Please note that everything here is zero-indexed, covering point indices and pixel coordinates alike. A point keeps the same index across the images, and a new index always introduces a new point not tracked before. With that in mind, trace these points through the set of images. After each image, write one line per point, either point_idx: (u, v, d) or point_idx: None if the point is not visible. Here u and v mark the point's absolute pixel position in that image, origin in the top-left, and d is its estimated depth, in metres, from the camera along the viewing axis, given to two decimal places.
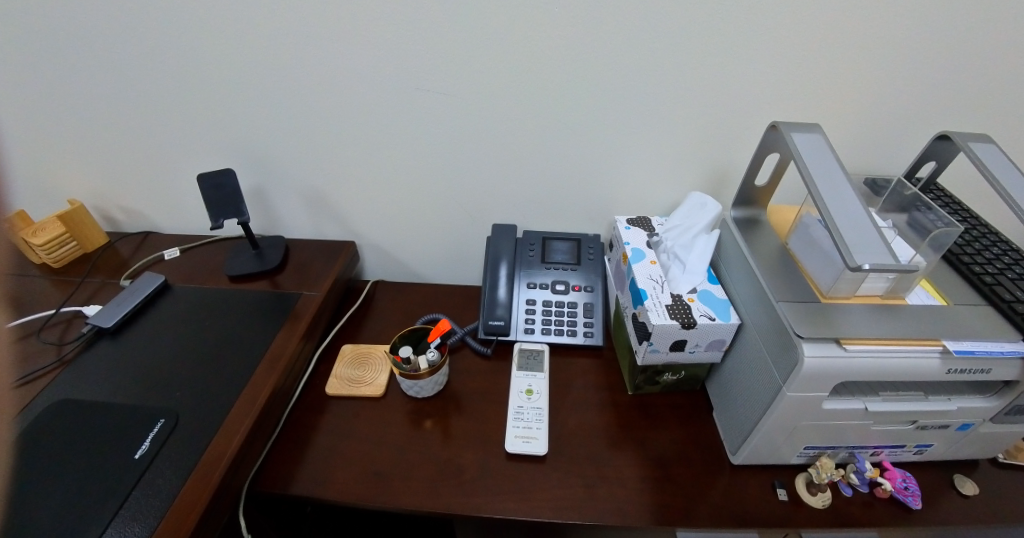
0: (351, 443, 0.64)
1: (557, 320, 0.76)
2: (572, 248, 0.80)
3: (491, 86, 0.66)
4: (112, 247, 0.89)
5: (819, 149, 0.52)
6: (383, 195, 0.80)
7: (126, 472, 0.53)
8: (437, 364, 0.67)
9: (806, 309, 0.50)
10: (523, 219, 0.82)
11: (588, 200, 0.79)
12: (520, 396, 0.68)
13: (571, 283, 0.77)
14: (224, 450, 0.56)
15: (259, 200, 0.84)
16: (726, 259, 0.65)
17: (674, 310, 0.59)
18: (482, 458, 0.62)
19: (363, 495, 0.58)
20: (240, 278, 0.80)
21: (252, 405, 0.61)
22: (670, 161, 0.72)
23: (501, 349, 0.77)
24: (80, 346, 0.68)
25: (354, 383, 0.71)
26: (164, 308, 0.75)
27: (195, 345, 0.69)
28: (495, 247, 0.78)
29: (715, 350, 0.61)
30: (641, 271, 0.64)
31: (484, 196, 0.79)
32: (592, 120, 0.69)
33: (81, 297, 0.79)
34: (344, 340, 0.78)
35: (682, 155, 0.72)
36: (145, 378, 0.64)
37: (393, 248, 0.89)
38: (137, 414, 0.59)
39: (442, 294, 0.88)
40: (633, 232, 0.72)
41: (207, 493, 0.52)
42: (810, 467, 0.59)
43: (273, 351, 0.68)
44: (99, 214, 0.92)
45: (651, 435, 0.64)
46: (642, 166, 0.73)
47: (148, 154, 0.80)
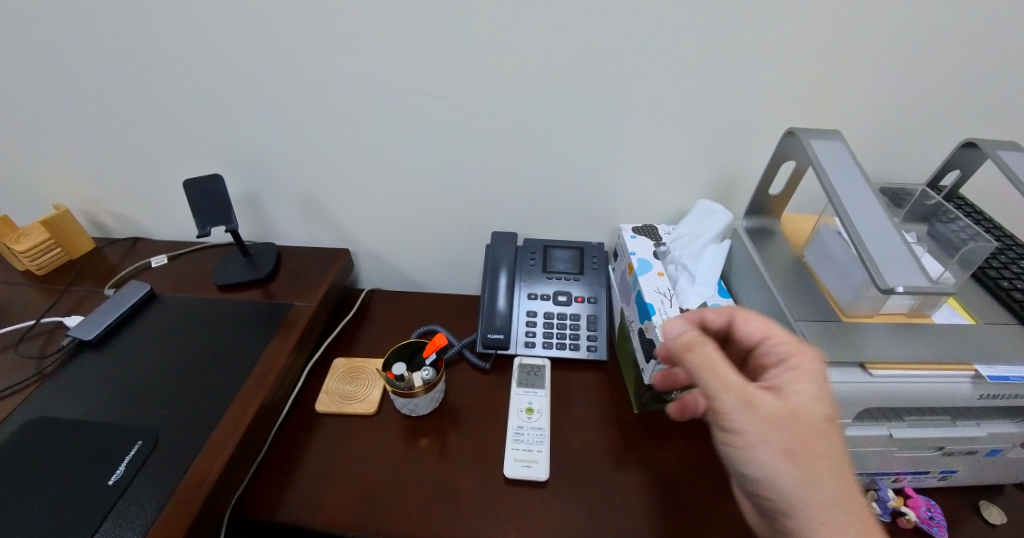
0: (342, 464, 0.61)
1: (559, 333, 0.73)
2: (574, 257, 0.77)
3: (488, 89, 0.63)
4: (99, 253, 0.86)
5: (841, 157, 0.49)
6: (379, 200, 0.77)
7: (101, 500, 0.50)
8: (433, 381, 0.64)
9: (828, 328, 0.47)
10: (525, 225, 0.79)
11: (592, 208, 0.75)
12: (520, 414, 0.65)
13: (573, 294, 0.74)
14: (206, 475, 0.53)
15: (250, 206, 0.81)
16: (738, 272, 0.62)
17: None
18: (480, 481, 0.59)
19: (351, 522, 0.55)
20: (229, 287, 0.77)
21: (237, 425, 0.57)
22: (678, 167, 0.69)
23: (501, 363, 0.74)
24: (61, 359, 0.66)
25: (346, 399, 0.68)
26: (149, 319, 0.72)
27: (180, 360, 0.66)
28: (494, 255, 0.76)
29: None
30: (647, 283, 0.62)
31: (482, 202, 0.76)
32: (598, 123, 0.65)
33: (64, 306, 0.75)
34: (337, 352, 0.75)
35: (690, 161, 0.68)
36: (124, 396, 0.61)
37: (390, 255, 0.86)
38: (115, 434, 0.56)
39: (440, 303, 0.84)
40: (640, 241, 0.69)
41: (183, 523, 0.49)
42: None
43: (262, 365, 0.65)
44: (87, 219, 0.89)
45: (657, 456, 0.61)
46: (649, 172, 0.70)
47: (135, 158, 0.77)
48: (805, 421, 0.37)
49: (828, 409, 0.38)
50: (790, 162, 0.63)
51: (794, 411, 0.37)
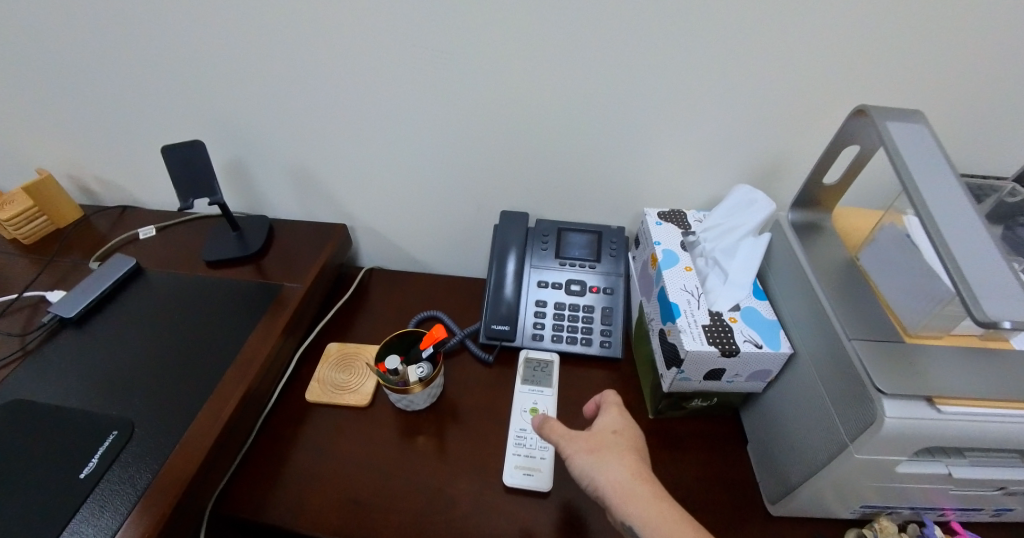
0: (331, 462, 0.58)
1: (570, 326, 0.67)
2: (591, 242, 0.70)
3: (497, 51, 0.55)
4: (87, 222, 0.82)
5: (925, 144, 0.40)
6: (377, 174, 0.70)
7: (71, 494, 0.47)
8: (431, 376, 0.60)
9: (887, 351, 0.40)
10: (537, 205, 0.72)
11: (612, 189, 0.67)
12: (523, 416, 0.61)
13: (588, 283, 0.68)
14: (181, 472, 0.49)
15: (241, 176, 0.75)
16: (779, 272, 0.55)
17: (712, 333, 0.50)
18: (475, 489, 0.56)
19: (336, 526, 0.52)
20: (218, 264, 0.72)
21: (216, 419, 0.54)
22: (714, 146, 0.60)
23: (505, 355, 0.68)
24: (43, 336, 0.62)
25: (338, 390, 0.64)
26: (133, 296, 0.67)
27: (162, 342, 0.62)
28: (503, 238, 0.69)
29: (757, 381, 0.52)
30: (670, 278, 0.55)
31: (490, 179, 0.68)
32: (624, 92, 0.56)
33: (48, 280, 0.71)
34: (331, 337, 0.71)
35: (728, 140, 0.59)
36: (102, 381, 0.57)
37: (390, 233, 0.80)
38: (90, 422, 0.53)
39: (443, 287, 0.79)
40: (666, 229, 0.61)
41: (153, 524, 0.45)
42: (864, 524, 0.49)
43: (247, 352, 0.61)
44: (75, 185, 0.84)
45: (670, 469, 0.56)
46: (679, 152, 0.61)
47: (116, 121, 0.71)
48: (608, 431, 0.48)
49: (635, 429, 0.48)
50: (853, 147, 0.54)
51: (593, 428, 0.48)
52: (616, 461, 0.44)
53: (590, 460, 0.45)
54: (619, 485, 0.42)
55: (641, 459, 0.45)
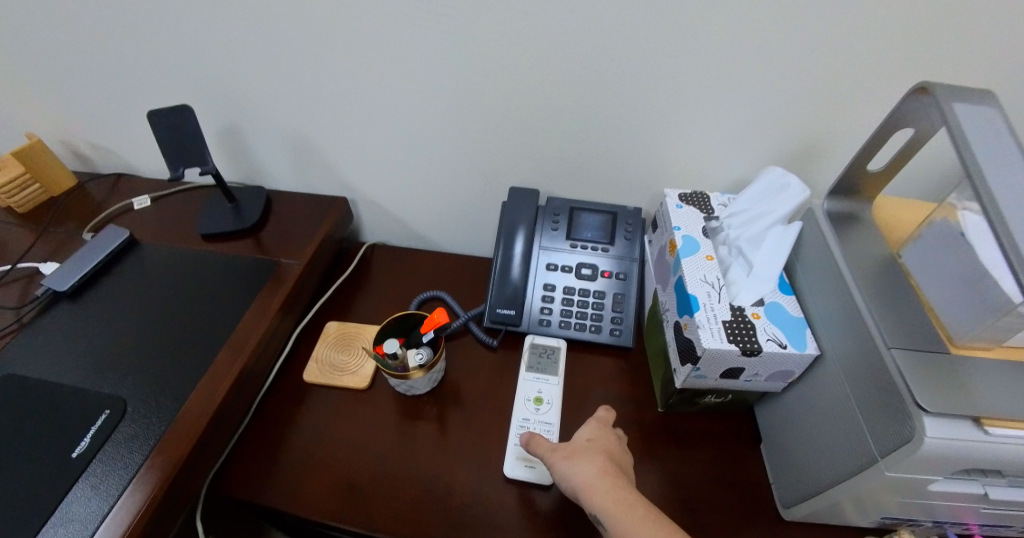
0: (329, 446, 0.56)
1: (579, 312, 0.64)
2: (605, 223, 0.66)
3: (508, 10, 0.49)
4: (82, 190, 0.79)
5: (999, 131, 0.35)
6: (377, 145, 0.66)
7: (63, 475, 0.46)
8: (431, 361, 0.58)
9: (930, 364, 0.36)
10: (548, 182, 0.67)
11: (630, 168, 0.63)
12: (527, 405, 0.58)
13: (600, 268, 0.64)
14: (174, 453, 0.48)
15: (236, 144, 0.71)
16: (809, 265, 0.50)
17: (733, 330, 0.46)
18: (476, 479, 0.54)
19: (333, 512, 0.51)
20: (214, 237, 0.69)
21: (210, 400, 0.52)
22: (744, 123, 0.55)
23: (510, 340, 0.66)
24: (37, 310, 0.60)
25: (338, 371, 0.63)
26: (127, 270, 0.65)
27: (157, 319, 0.60)
28: (511, 216, 0.65)
29: (777, 381, 0.49)
30: (690, 267, 0.51)
31: (499, 153, 0.64)
32: (646, 60, 0.51)
33: (41, 251, 0.69)
34: (331, 316, 0.69)
35: (761, 117, 0.54)
36: (95, 359, 0.55)
37: (393, 207, 0.76)
38: (83, 401, 0.51)
39: (448, 266, 0.76)
40: (687, 213, 0.57)
41: (143, 506, 0.44)
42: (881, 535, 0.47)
43: (242, 331, 0.58)
44: (68, 151, 0.81)
45: (679, 467, 0.53)
46: (705, 128, 0.56)
47: (103, 83, 0.67)
48: (583, 439, 0.48)
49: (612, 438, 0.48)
50: (907, 132, 0.49)
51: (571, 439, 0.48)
52: (587, 461, 0.44)
53: (563, 462, 0.45)
54: (589, 483, 0.42)
55: (612, 460, 0.45)
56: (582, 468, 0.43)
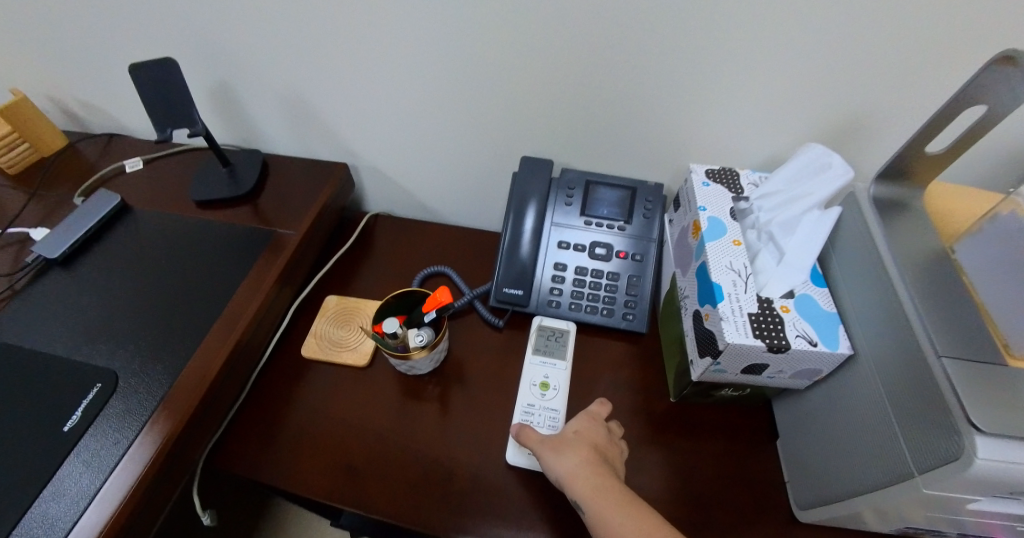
0: (328, 424, 0.55)
1: (591, 294, 0.60)
2: (622, 199, 0.62)
3: None
4: (73, 150, 0.76)
5: None
6: (378, 107, 0.61)
7: (54, 449, 0.45)
8: (432, 342, 0.55)
9: (985, 375, 0.33)
10: (562, 153, 0.62)
11: (651, 139, 0.57)
12: (532, 390, 0.56)
13: (614, 247, 0.60)
14: (165, 430, 0.46)
15: (230, 103, 0.66)
16: (848, 256, 0.46)
17: (759, 324, 0.43)
18: (478, 463, 0.52)
19: (331, 492, 0.50)
20: (209, 204, 0.66)
21: (204, 375, 0.50)
22: (782, 93, 0.49)
23: (517, 320, 0.63)
24: (30, 277, 0.58)
25: (337, 347, 0.61)
26: (120, 236, 0.63)
27: (149, 290, 0.57)
28: (522, 188, 0.61)
29: (802, 378, 0.46)
30: (714, 253, 0.47)
31: (508, 119, 0.59)
32: (678, 17, 0.45)
33: (33, 216, 0.66)
34: (331, 290, 0.67)
35: (802, 85, 0.48)
36: (86, 331, 0.54)
37: (396, 175, 0.72)
38: (75, 373, 0.50)
39: (453, 240, 0.72)
40: (713, 191, 0.52)
41: (134, 483, 0.43)
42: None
43: (236, 304, 0.56)
44: (57, 108, 0.77)
45: (689, 460, 0.51)
46: (737, 97, 0.51)
47: (84, 34, 0.62)
48: (569, 431, 0.47)
49: (599, 429, 0.48)
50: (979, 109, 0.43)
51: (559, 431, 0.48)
52: (575, 456, 0.43)
53: (549, 454, 0.45)
54: (576, 479, 0.42)
55: (595, 450, 0.44)
56: (570, 464, 0.43)
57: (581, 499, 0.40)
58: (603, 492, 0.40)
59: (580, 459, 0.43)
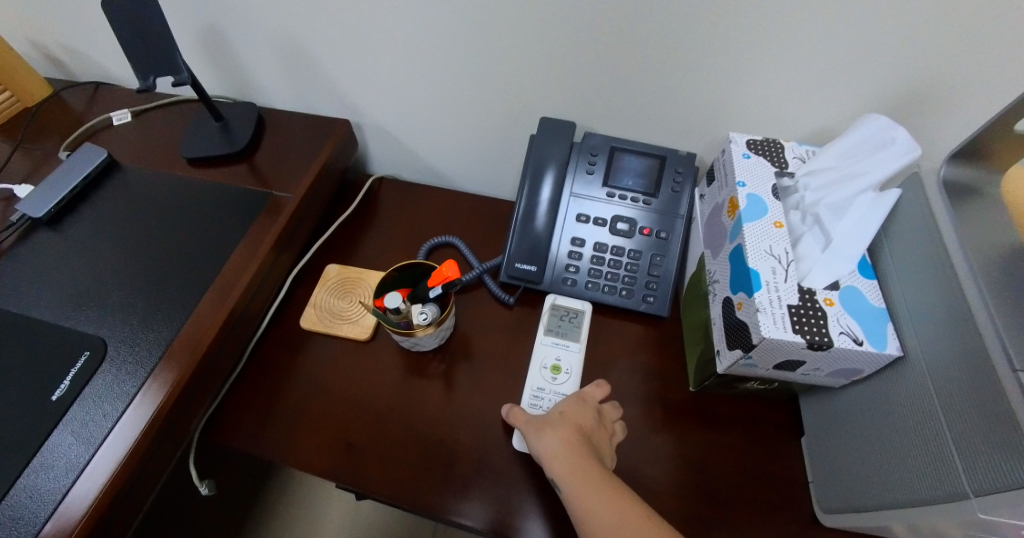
0: (328, 399, 0.53)
1: (610, 273, 0.56)
2: (649, 169, 0.56)
3: None
4: (58, 99, 0.71)
5: None
6: (381, 58, 0.56)
7: (42, 419, 0.43)
8: (437, 319, 0.52)
9: None
10: (585, 115, 0.56)
11: (683, 103, 0.52)
12: (543, 373, 0.53)
13: (638, 223, 0.56)
14: (155, 403, 0.44)
15: (222, 49, 0.60)
16: (906, 246, 0.41)
17: (799, 318, 0.38)
18: (483, 446, 0.50)
19: (331, 470, 0.48)
20: (202, 162, 0.62)
21: (196, 345, 0.47)
22: (839, 53, 0.43)
23: (528, 298, 0.59)
24: (17, 236, 0.55)
25: (338, 319, 0.58)
26: (109, 194, 0.59)
27: (139, 253, 0.54)
28: (539, 154, 0.56)
29: (839, 378, 0.42)
30: (752, 235, 0.42)
31: (525, 76, 0.53)
32: None
33: (17, 171, 0.62)
34: (332, 258, 0.63)
35: (865, 44, 0.42)
36: (74, 297, 0.51)
37: (402, 135, 0.66)
38: (62, 341, 0.47)
39: (462, 208, 0.68)
40: (755, 164, 0.47)
41: (124, 457, 0.41)
42: None
43: (229, 271, 0.52)
44: (42, 53, 0.72)
45: (706, 453, 0.49)
46: (787, 56, 0.44)
47: None
48: (555, 412, 0.46)
49: (587, 409, 0.45)
50: None
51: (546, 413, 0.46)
52: (556, 437, 0.42)
53: (533, 435, 0.44)
54: (556, 460, 0.41)
55: (578, 428, 0.43)
56: (550, 445, 0.42)
57: (558, 479, 0.39)
58: (582, 472, 0.38)
59: (561, 440, 0.42)
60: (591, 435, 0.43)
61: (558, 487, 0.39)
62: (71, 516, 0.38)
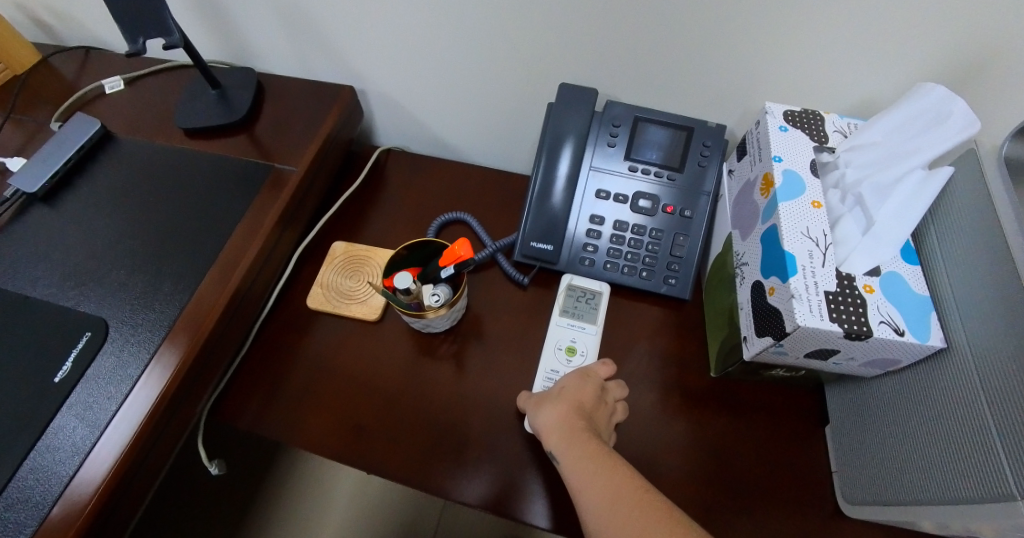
0: (338, 380, 0.51)
1: (630, 254, 0.53)
2: (674, 142, 0.53)
3: None
4: (48, 66, 0.67)
5: None
6: (385, 18, 0.52)
7: (44, 401, 0.42)
8: (450, 300, 0.49)
9: None
10: (608, 81, 0.52)
11: (713, 70, 0.48)
12: (558, 355, 0.51)
13: (661, 200, 0.53)
14: (160, 385, 0.43)
15: (216, 9, 0.56)
16: (955, 231, 0.38)
17: (838, 305, 0.36)
18: (497, 429, 0.49)
19: (342, 453, 0.47)
20: (200, 133, 0.59)
21: (199, 327, 0.46)
22: (893, 13, 0.39)
23: (543, 278, 0.57)
24: (12, 212, 0.52)
25: (346, 298, 0.56)
26: (105, 167, 0.56)
27: (138, 229, 0.52)
28: (557, 125, 0.52)
29: (874, 367, 0.40)
30: (789, 215, 0.39)
31: (541, 38, 0.49)
32: None
33: (9, 142, 0.59)
34: (339, 235, 0.61)
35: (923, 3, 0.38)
36: (74, 276, 0.49)
37: (409, 104, 0.63)
38: (61, 322, 0.46)
39: (473, 182, 0.65)
40: (793, 137, 0.43)
41: (129, 441, 0.40)
42: None
43: (232, 248, 0.50)
44: (28, 15, 0.68)
45: (725, 440, 0.47)
46: (833, 17, 0.40)
47: None
48: (558, 388, 0.45)
49: (588, 385, 0.44)
50: None
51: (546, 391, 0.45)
52: (554, 411, 0.41)
53: (533, 413, 0.43)
54: (552, 434, 0.40)
55: (574, 396, 0.42)
56: (548, 420, 0.41)
57: (556, 452, 0.39)
58: (577, 447, 0.37)
59: (559, 416, 0.41)
60: (591, 412, 0.42)
61: (556, 459, 0.39)
62: (78, 500, 0.38)
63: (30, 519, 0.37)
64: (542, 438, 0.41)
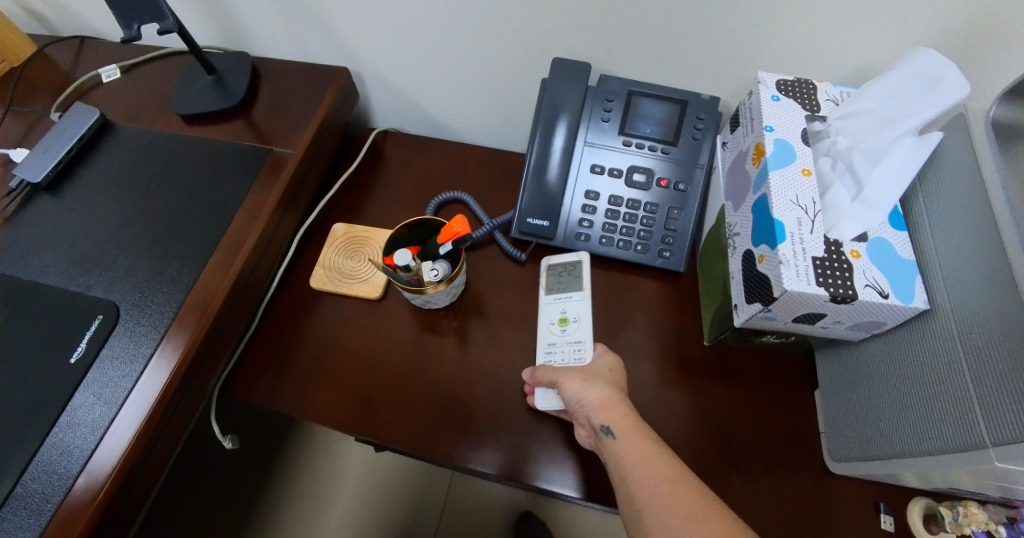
0: (343, 357, 0.53)
1: (625, 227, 0.54)
2: (668, 115, 0.53)
3: None
4: (44, 57, 0.67)
5: None
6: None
7: (62, 381, 0.44)
8: (449, 276, 0.51)
9: None
10: (601, 55, 0.53)
11: (705, 41, 0.48)
12: (552, 328, 0.52)
13: (655, 173, 0.53)
14: (172, 363, 0.44)
15: None
16: (943, 195, 0.39)
17: (824, 270, 0.37)
18: (497, 400, 0.51)
19: (349, 425, 0.49)
20: (199, 119, 0.59)
21: (206, 307, 0.47)
22: None
23: (541, 254, 0.58)
24: (18, 203, 0.54)
25: (347, 278, 0.57)
26: (106, 155, 0.57)
27: (142, 216, 0.53)
28: (551, 102, 0.53)
29: (860, 330, 0.41)
30: (779, 184, 0.40)
31: (533, 14, 0.49)
32: None
33: (11, 133, 0.60)
34: (340, 216, 0.62)
35: None
36: (83, 263, 0.50)
37: (404, 85, 0.63)
38: (73, 306, 0.47)
39: (470, 161, 0.65)
40: (785, 107, 0.44)
41: (146, 416, 0.42)
42: (941, 502, 0.43)
43: (235, 231, 0.52)
44: (22, 6, 0.68)
45: (718, 406, 0.49)
46: None
47: None
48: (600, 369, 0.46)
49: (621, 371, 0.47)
50: None
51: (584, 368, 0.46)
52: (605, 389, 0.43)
53: (579, 386, 0.44)
54: (608, 408, 0.41)
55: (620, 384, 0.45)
56: (597, 394, 0.42)
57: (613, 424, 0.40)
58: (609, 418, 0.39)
59: (611, 393, 0.43)
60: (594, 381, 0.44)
61: (612, 431, 0.40)
62: (101, 471, 0.40)
63: (57, 489, 0.39)
64: (586, 409, 0.42)
